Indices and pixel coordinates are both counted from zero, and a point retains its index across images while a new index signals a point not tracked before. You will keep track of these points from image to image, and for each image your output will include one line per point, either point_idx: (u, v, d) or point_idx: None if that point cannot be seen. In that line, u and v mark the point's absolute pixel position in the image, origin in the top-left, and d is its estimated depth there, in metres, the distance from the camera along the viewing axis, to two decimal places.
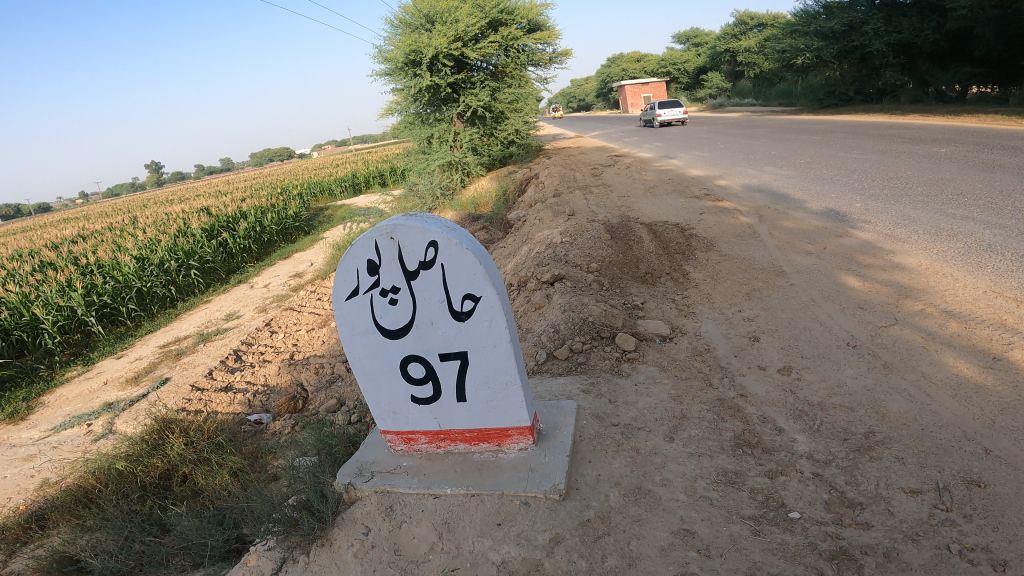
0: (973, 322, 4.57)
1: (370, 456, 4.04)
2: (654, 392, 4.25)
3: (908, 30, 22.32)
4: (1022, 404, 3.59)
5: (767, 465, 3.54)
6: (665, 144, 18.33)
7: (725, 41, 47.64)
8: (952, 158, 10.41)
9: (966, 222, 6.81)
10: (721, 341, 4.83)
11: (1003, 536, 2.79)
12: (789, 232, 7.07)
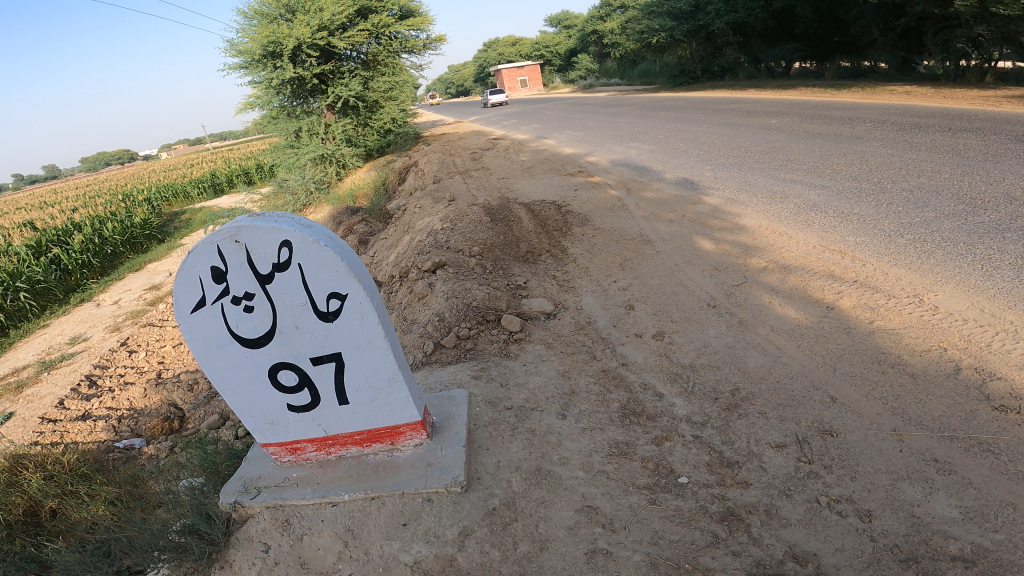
0: (807, 275, 4.95)
1: (255, 472, 3.75)
2: (543, 371, 4.26)
3: (743, 10, 23.90)
4: (853, 350, 3.92)
5: (652, 432, 3.61)
6: (541, 125, 18.65)
7: (592, 23, 48.52)
8: (781, 128, 11.21)
9: (797, 184, 7.37)
10: (600, 313, 4.91)
11: (860, 485, 3.01)
12: (653, 202, 7.29)
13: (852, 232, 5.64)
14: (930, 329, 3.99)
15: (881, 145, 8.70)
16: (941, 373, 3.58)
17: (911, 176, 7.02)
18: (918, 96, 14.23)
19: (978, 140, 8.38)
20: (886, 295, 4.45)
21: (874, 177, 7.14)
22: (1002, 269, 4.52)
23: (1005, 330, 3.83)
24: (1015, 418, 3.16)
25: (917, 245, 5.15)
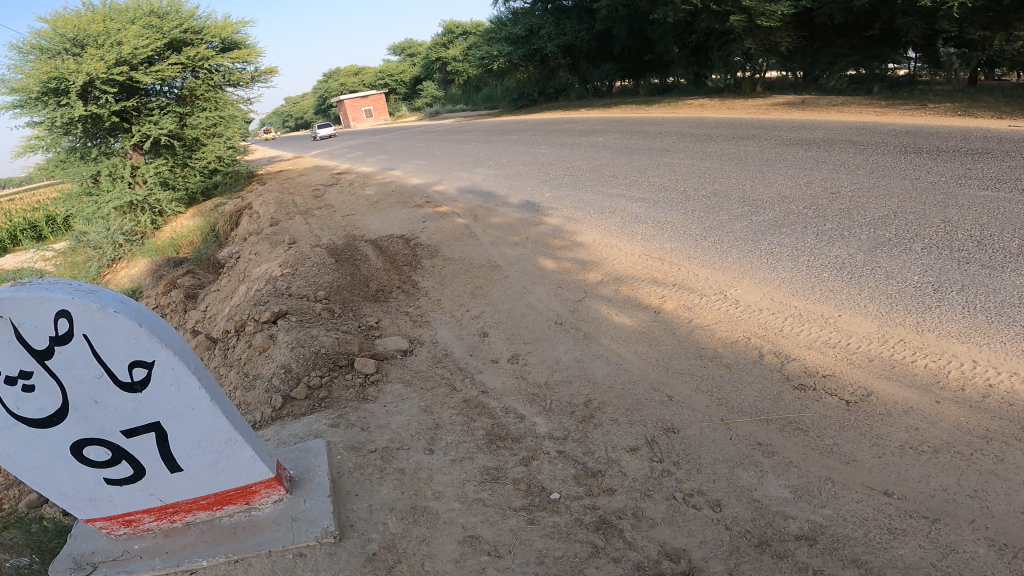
0: (636, 284, 5.40)
1: (87, 546, 3.30)
2: (404, 409, 4.14)
3: (571, 33, 25.47)
4: (679, 349, 4.35)
5: (520, 453, 3.62)
6: (390, 154, 18.65)
7: (435, 50, 51.36)
8: (604, 145, 12.01)
9: (621, 199, 7.93)
10: (456, 343, 4.89)
11: (706, 476, 3.27)
12: (499, 227, 7.42)
13: (669, 239, 6.31)
14: (736, 322, 4.60)
15: (685, 158, 9.76)
16: (750, 360, 4.12)
17: (708, 186, 8.03)
18: (709, 108, 16.46)
19: (754, 148, 9.89)
20: (698, 294, 5.05)
21: (682, 189, 8.04)
22: (782, 263, 5.43)
23: (792, 315, 4.59)
24: (813, 395, 3.71)
25: (718, 247, 5.97)
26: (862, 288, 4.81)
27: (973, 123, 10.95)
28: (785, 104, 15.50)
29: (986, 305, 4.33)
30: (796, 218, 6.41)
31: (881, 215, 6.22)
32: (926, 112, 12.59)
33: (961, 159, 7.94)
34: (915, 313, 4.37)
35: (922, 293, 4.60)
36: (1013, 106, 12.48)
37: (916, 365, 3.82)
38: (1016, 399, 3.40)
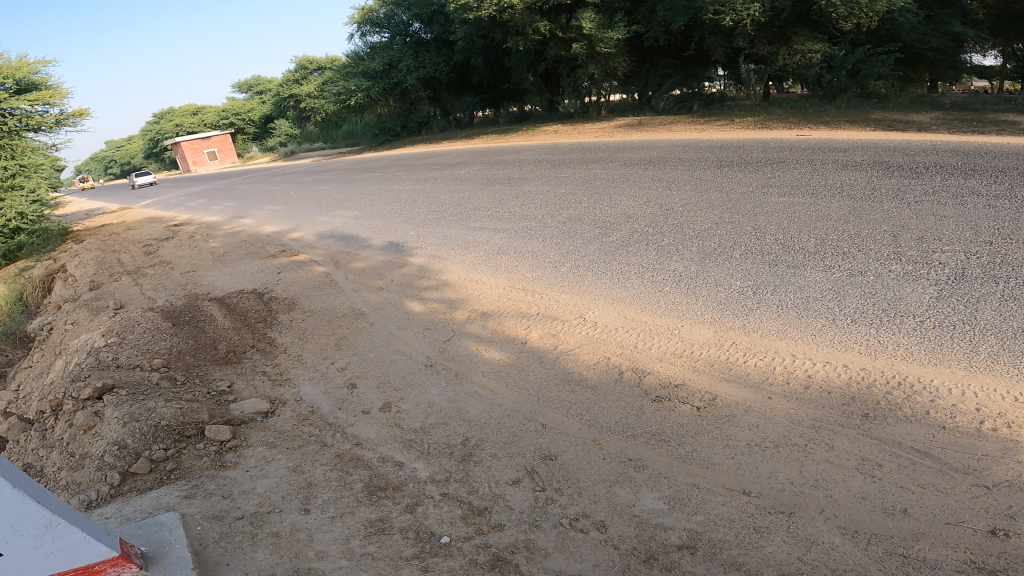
0: (501, 316, 5.40)
1: None
2: (270, 472, 3.83)
3: (431, 65, 25.77)
4: (547, 377, 4.40)
5: (403, 501, 3.43)
6: (243, 195, 17.54)
7: (288, 87, 50.50)
8: (465, 177, 12.07)
9: (482, 231, 7.95)
10: (323, 399, 4.64)
11: (588, 498, 3.29)
12: (361, 272, 7.17)
13: (529, 267, 6.41)
14: (596, 343, 4.77)
15: (541, 184, 10.04)
16: (611, 379, 4.29)
17: (561, 211, 8.27)
18: (562, 134, 17.07)
19: (601, 170, 10.35)
20: (561, 320, 5.17)
21: (539, 216, 8.19)
22: (631, 280, 5.73)
23: (643, 330, 4.89)
24: (669, 405, 3.99)
25: (574, 270, 6.14)
26: (697, 296, 5.29)
27: (768, 135, 12.35)
28: (626, 124, 16.61)
29: (794, 302, 5.04)
30: (639, 236, 6.78)
31: (707, 227, 6.79)
32: (735, 127, 13.95)
33: (765, 169, 8.90)
34: (741, 315, 4.94)
35: (744, 297, 5.19)
36: (798, 117, 14.23)
37: (748, 365, 4.34)
38: (828, 385, 4.02)
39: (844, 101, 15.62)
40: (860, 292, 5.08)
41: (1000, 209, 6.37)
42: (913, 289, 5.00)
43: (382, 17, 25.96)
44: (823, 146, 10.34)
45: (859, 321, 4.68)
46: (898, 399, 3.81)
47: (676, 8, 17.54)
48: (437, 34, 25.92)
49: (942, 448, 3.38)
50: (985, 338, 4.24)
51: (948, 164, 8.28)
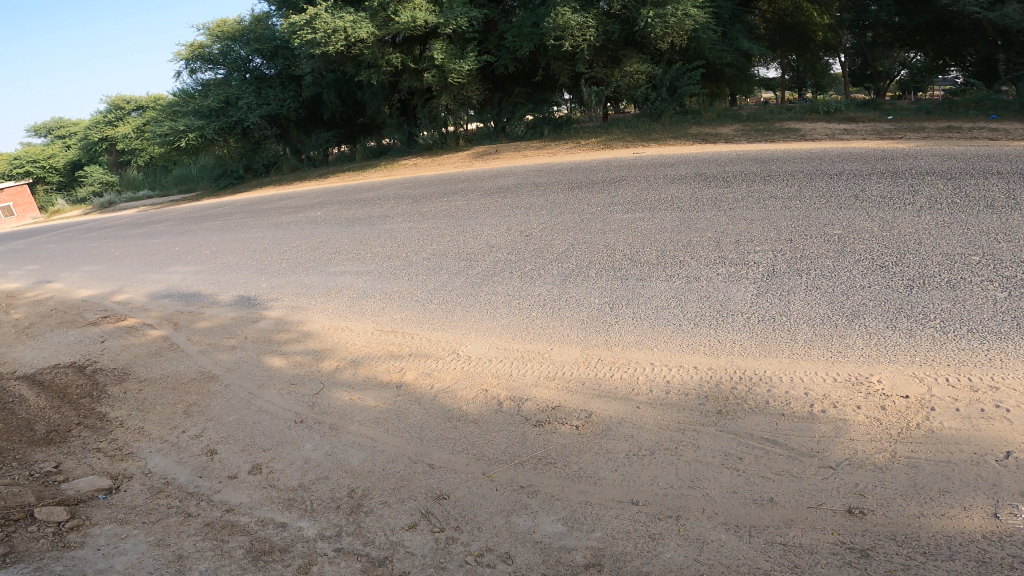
0: (373, 362, 5.16)
1: None
2: (127, 548, 3.28)
3: (276, 101, 24.70)
4: (428, 417, 4.25)
5: (293, 563, 3.08)
6: (52, 256, 15.32)
7: (103, 129, 46.13)
8: (320, 220, 11.52)
9: (345, 275, 7.63)
10: (178, 468, 4.09)
11: (488, 532, 3.21)
12: (208, 331, 6.55)
13: (396, 309, 6.20)
14: (471, 376, 4.69)
15: (403, 221, 9.86)
16: (492, 411, 4.22)
17: (425, 246, 8.15)
18: (423, 166, 17.18)
19: (461, 202, 10.39)
20: (435, 358, 5.05)
21: (402, 254, 8.02)
22: (499, 309, 5.76)
23: (516, 356, 4.90)
24: (550, 427, 4.03)
25: (443, 306, 6.07)
26: (560, 317, 5.43)
27: (610, 155, 13.21)
28: (484, 152, 17.20)
29: (646, 312, 5.35)
30: (503, 265, 6.86)
31: (564, 249, 7.05)
32: (583, 149, 14.82)
33: (610, 189, 9.47)
34: (602, 331, 5.12)
35: (604, 314, 5.38)
36: (634, 136, 15.48)
37: (615, 378, 4.53)
38: (687, 389, 4.37)
39: (668, 119, 17.59)
40: (696, 296, 5.50)
41: (795, 209, 7.33)
42: (737, 289, 5.54)
43: (216, 54, 24.21)
44: (654, 162, 11.22)
45: (701, 324, 5.07)
46: (743, 393, 4.28)
47: (521, 36, 18.59)
48: (281, 68, 25.09)
49: (787, 435, 3.86)
50: (799, 327, 4.87)
51: (753, 172, 9.37)
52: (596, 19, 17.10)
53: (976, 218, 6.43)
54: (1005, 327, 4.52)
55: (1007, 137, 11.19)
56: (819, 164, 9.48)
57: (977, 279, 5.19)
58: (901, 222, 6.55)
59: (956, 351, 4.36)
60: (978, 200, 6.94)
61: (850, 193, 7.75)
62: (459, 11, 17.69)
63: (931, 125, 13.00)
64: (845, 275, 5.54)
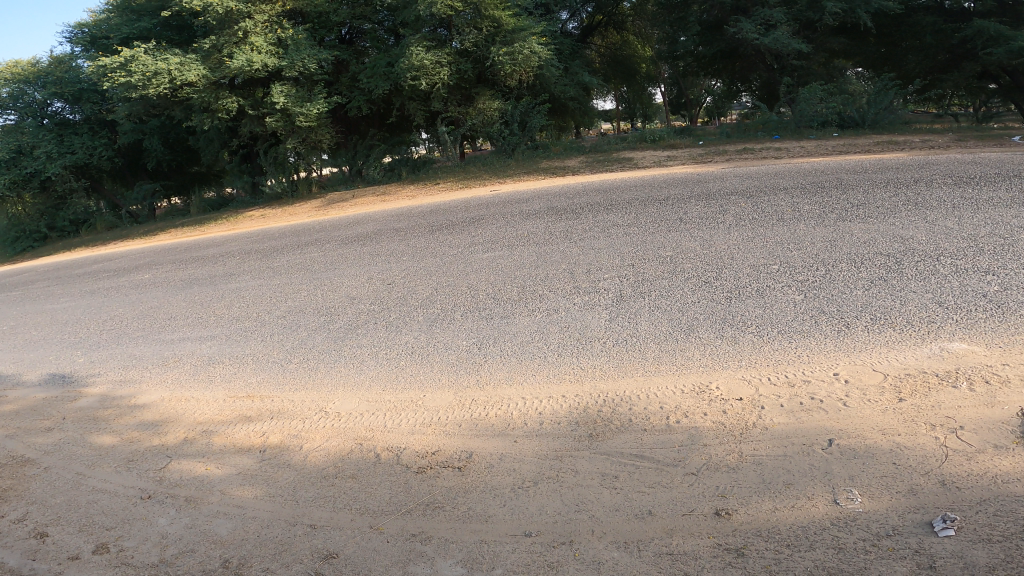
0: (228, 429, 4.55)
1: None
2: None
3: (83, 150, 21.90)
4: (302, 477, 3.82)
5: None
6: None
7: None
8: (150, 283, 10.20)
9: (184, 342, 6.71)
10: (5, 554, 3.35)
11: None
12: (10, 415, 5.37)
13: (250, 373, 5.56)
14: (342, 431, 4.32)
15: (251, 277, 9.02)
16: (370, 464, 3.92)
17: (280, 303, 7.49)
18: (271, 217, 16.10)
19: (318, 253, 9.81)
20: (301, 418, 4.57)
21: (252, 313, 7.27)
22: (366, 362, 5.42)
23: (388, 407, 4.62)
24: (432, 472, 3.84)
25: (304, 365, 5.56)
26: (430, 363, 5.27)
27: (468, 194, 13.66)
28: (337, 199, 16.61)
29: (513, 348, 5.39)
30: (366, 316, 6.49)
31: (428, 294, 6.91)
32: (441, 189, 15.15)
33: (468, 230, 9.64)
34: (473, 372, 5.06)
35: (472, 355, 5.34)
36: (488, 173, 16.24)
37: (491, 416, 4.47)
38: (560, 419, 4.43)
39: (521, 154, 19.09)
40: (557, 327, 5.71)
41: (633, 235, 8.08)
42: (592, 316, 5.86)
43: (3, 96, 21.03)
44: (509, 200, 11.73)
45: (563, 353, 5.24)
46: (609, 414, 4.46)
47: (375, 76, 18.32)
48: (90, 114, 22.47)
49: (653, 449, 4.07)
50: (647, 345, 5.25)
51: (596, 203, 10.25)
52: (450, 57, 17.63)
53: (772, 230, 7.61)
54: (805, 325, 5.29)
55: (786, 155, 13.73)
56: (649, 192, 10.68)
57: (779, 285, 6.06)
58: (716, 239, 7.53)
59: (773, 351, 4.98)
60: (771, 214, 8.27)
61: (675, 217, 8.76)
62: (305, 53, 17.00)
63: (730, 148, 15.53)
64: (679, 293, 6.14)
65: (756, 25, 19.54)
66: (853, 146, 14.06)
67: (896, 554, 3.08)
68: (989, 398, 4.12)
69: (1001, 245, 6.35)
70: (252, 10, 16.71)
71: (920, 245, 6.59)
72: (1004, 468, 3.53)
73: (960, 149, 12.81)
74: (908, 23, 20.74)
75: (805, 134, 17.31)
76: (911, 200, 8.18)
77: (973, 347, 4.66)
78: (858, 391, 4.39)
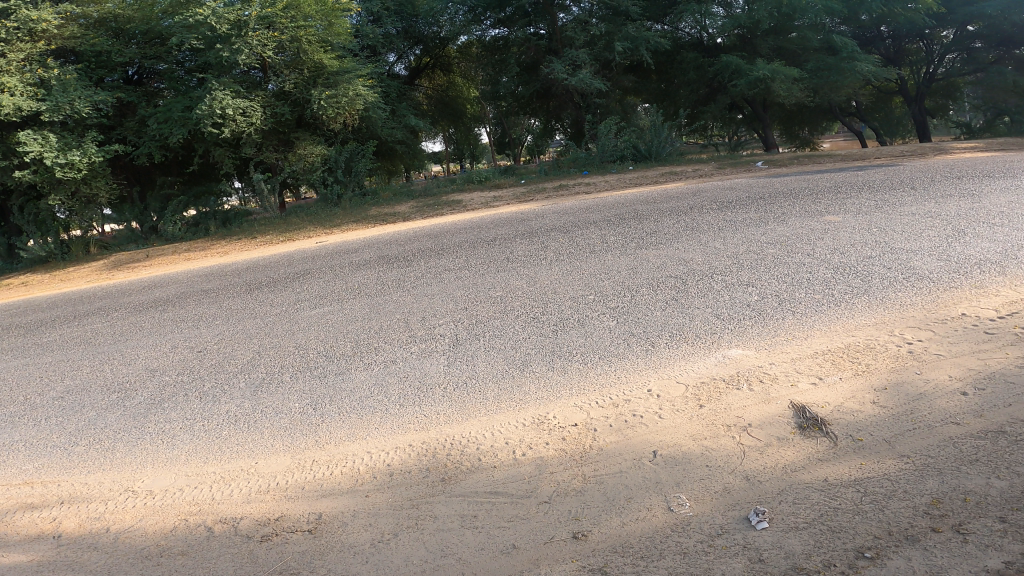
0: (3, 518, 3.76)
1: None
2: None
3: None
4: (116, 560, 3.28)
5: None
6: None
7: None
8: None
9: None
10: None
11: None
12: None
13: (22, 459, 4.52)
14: (160, 509, 3.74)
15: (11, 356, 7.23)
16: (201, 539, 3.44)
17: (57, 382, 6.13)
18: (36, 284, 13.28)
19: (104, 323, 8.29)
20: (104, 499, 3.88)
21: (13, 398, 5.79)
22: (180, 435, 4.68)
23: (215, 480, 4.05)
24: (279, 539, 3.45)
25: (96, 446, 4.62)
26: (259, 430, 4.71)
27: (293, 246, 12.96)
28: (127, 259, 14.36)
29: (351, 405, 5.07)
30: (174, 388, 5.59)
31: (249, 358, 6.24)
32: (261, 244, 14.01)
33: (293, 285, 9.08)
34: (310, 433, 4.63)
35: (307, 416, 4.89)
36: (314, 224, 15.59)
37: (335, 475, 4.11)
38: (407, 468, 4.21)
39: (348, 201, 18.84)
40: (395, 378, 5.52)
41: (464, 278, 8.36)
42: (429, 363, 5.81)
43: None
44: (336, 251, 11.46)
45: (404, 404, 5.05)
46: (457, 457, 4.36)
47: (169, 121, 16.66)
48: None
49: (505, 483, 4.06)
50: (485, 385, 5.32)
51: (427, 248, 10.53)
52: (264, 101, 17.11)
53: (586, 263, 8.48)
54: (619, 348, 5.84)
55: (593, 189, 15.58)
56: (477, 233, 11.30)
57: (595, 314, 6.69)
58: (540, 276, 8.14)
59: (596, 376, 5.39)
60: (583, 248, 9.28)
61: (502, 256, 9.37)
62: (76, 95, 14.88)
63: (549, 185, 17.13)
64: (510, 331, 6.41)
65: (566, 65, 22.06)
66: (644, 178, 16.38)
67: (729, 550, 3.36)
68: (765, 395, 4.89)
69: (754, 259, 7.88)
70: (4, 48, 14.31)
71: (698, 265, 7.86)
72: (788, 458, 4.15)
73: (721, 175, 15.75)
74: (677, 60, 25.54)
75: (609, 167, 20.01)
76: (688, 225, 9.83)
77: (746, 351, 5.57)
78: (668, 404, 4.90)
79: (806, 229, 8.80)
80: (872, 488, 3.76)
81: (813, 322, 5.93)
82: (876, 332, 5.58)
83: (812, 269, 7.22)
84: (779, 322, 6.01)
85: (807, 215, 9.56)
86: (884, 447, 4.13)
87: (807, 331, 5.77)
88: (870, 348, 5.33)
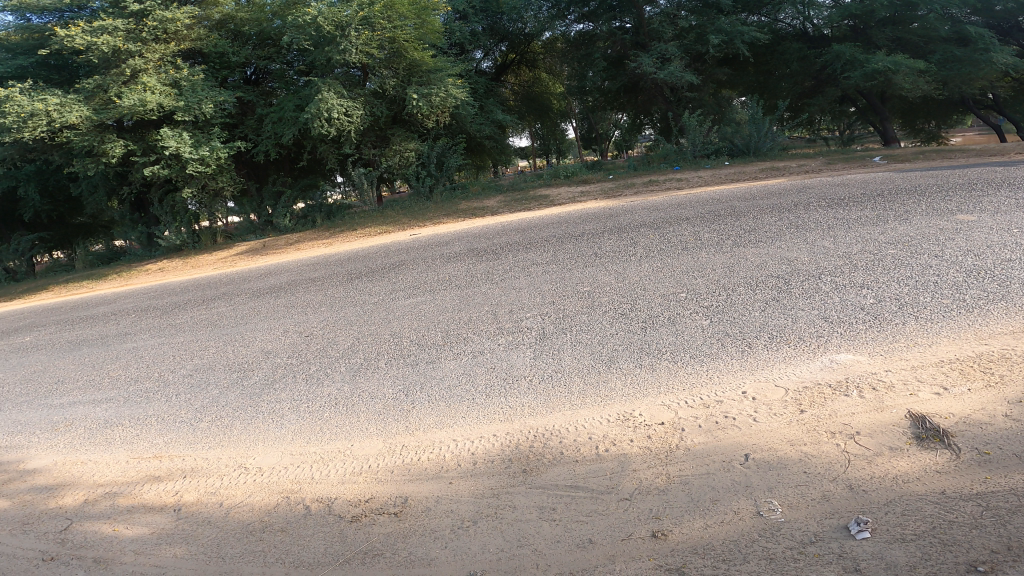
0: (134, 489, 4.35)
1: None
2: None
3: None
4: (224, 535, 3.69)
5: None
6: None
7: None
8: (32, 345, 8.92)
9: (75, 405, 6.07)
10: None
11: None
12: None
13: (155, 434, 5.17)
14: (267, 486, 4.16)
15: (148, 336, 8.23)
16: (299, 516, 3.81)
17: (186, 361, 6.91)
18: (172, 271, 14.85)
19: (226, 308, 9.15)
20: (219, 474, 4.37)
21: (151, 373, 6.66)
22: (287, 416, 5.14)
23: (315, 460, 4.43)
24: (367, 520, 3.73)
25: (216, 423, 5.18)
26: (356, 413, 5.05)
27: (387, 239, 13.58)
28: (247, 249, 15.65)
29: (440, 393, 5.30)
30: (284, 369, 6.12)
31: (350, 344, 6.66)
32: (359, 237, 14.71)
33: (387, 275, 9.55)
34: (401, 419, 4.91)
35: (399, 402, 5.18)
36: (405, 218, 16.12)
37: (423, 461, 4.35)
38: (490, 457, 4.36)
39: (439, 196, 19.37)
40: (483, 369, 5.69)
41: (552, 273, 8.35)
42: (517, 355, 5.91)
43: None
44: (430, 243, 11.89)
45: (491, 394, 5.21)
46: (540, 449, 4.44)
47: (282, 121, 17.90)
48: None
49: (586, 478, 4.09)
50: (571, 380, 5.34)
51: (515, 242, 10.63)
52: (365, 99, 17.91)
53: (678, 259, 8.20)
54: (713, 347, 5.64)
55: (685, 186, 14.85)
56: (565, 227, 11.24)
57: (688, 311, 6.47)
58: (630, 272, 7.97)
59: (686, 375, 5.24)
60: (676, 244, 8.93)
61: (591, 251, 9.28)
62: (204, 96, 16.18)
63: (637, 181, 16.53)
64: (598, 326, 6.36)
65: (653, 59, 20.98)
66: (742, 174, 15.38)
67: (822, 559, 3.18)
68: (877, 402, 4.52)
69: (870, 259, 7.21)
70: (143, 50, 15.94)
71: (804, 264, 7.33)
72: (900, 468, 3.83)
73: (830, 172, 14.42)
74: (778, 50, 23.44)
75: (701, 163, 18.87)
76: (793, 222, 9.16)
77: (858, 356, 5.16)
78: (765, 407, 4.66)
79: (932, 229, 7.89)
80: (995, 502, 3.40)
81: (938, 328, 5.37)
82: (1014, 341, 4.95)
83: (940, 272, 6.50)
84: (898, 327, 5.50)
85: (933, 214, 8.56)
86: (1015, 462, 3.70)
87: (932, 337, 5.24)
88: (1005, 358, 4.74)
